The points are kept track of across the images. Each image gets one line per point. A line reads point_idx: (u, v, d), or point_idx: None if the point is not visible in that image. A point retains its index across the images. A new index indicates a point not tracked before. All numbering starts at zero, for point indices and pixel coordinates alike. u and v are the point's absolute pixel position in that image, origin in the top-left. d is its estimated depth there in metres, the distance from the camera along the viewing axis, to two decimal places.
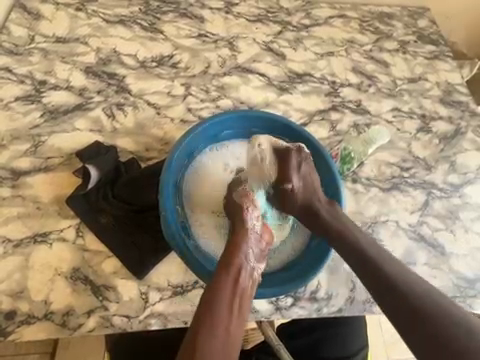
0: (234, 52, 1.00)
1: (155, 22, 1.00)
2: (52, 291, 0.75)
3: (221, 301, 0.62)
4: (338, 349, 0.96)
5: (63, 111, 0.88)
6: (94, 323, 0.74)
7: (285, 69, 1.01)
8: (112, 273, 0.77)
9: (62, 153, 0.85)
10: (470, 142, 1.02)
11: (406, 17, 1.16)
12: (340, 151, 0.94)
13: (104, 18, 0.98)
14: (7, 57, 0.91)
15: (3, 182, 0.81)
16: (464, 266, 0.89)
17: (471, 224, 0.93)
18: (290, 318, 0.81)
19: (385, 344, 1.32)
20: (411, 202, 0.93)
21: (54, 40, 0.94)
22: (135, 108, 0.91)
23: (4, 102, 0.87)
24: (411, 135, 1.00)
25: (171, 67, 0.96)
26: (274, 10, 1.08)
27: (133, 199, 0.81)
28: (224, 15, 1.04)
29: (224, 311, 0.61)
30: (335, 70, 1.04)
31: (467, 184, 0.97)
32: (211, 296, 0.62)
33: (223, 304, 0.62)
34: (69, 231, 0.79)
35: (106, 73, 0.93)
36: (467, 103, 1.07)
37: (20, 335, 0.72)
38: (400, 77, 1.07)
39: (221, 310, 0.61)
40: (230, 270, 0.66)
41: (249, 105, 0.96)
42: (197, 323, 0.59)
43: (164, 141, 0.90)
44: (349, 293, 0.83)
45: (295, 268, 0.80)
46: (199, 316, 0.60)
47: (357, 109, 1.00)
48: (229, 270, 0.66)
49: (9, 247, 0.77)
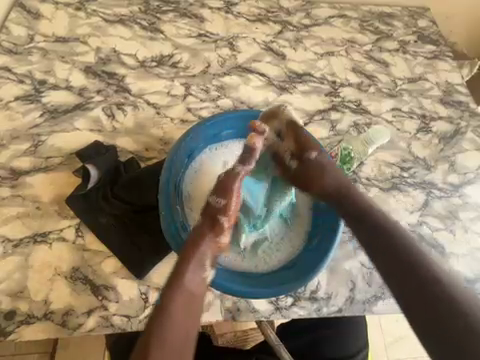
0: (234, 52, 1.00)
1: (155, 22, 1.00)
2: (51, 291, 0.74)
3: (175, 301, 0.62)
4: (338, 348, 0.96)
5: (63, 111, 0.88)
6: (93, 323, 0.74)
7: (285, 69, 1.01)
8: (112, 273, 0.77)
9: (62, 153, 0.85)
10: (469, 142, 1.02)
11: (406, 17, 1.16)
12: (340, 151, 0.91)
13: (104, 17, 0.98)
14: (6, 57, 0.91)
15: (2, 182, 0.81)
16: (464, 266, 0.89)
17: (471, 224, 0.93)
18: (290, 318, 0.81)
19: (384, 344, 1.32)
20: (411, 202, 0.93)
21: (54, 40, 0.94)
22: (134, 108, 0.91)
23: (4, 102, 0.87)
24: (411, 135, 1.00)
25: (171, 67, 0.96)
26: (274, 10, 1.08)
27: (133, 199, 0.80)
28: (224, 15, 1.04)
29: (178, 311, 0.61)
30: (335, 70, 1.03)
31: (467, 184, 0.97)
32: (166, 297, 0.62)
33: (175, 301, 0.62)
34: (69, 231, 0.79)
35: (106, 73, 0.92)
36: (467, 104, 1.07)
37: (20, 335, 0.72)
38: (400, 77, 1.07)
39: (175, 309, 0.61)
40: (189, 270, 0.65)
41: (249, 105, 0.96)
42: (151, 324, 0.59)
43: (164, 141, 0.89)
44: (349, 293, 0.83)
45: (296, 267, 0.80)
46: (154, 316, 0.60)
47: (357, 109, 1.00)
48: (187, 269, 0.65)
49: (8, 246, 0.76)
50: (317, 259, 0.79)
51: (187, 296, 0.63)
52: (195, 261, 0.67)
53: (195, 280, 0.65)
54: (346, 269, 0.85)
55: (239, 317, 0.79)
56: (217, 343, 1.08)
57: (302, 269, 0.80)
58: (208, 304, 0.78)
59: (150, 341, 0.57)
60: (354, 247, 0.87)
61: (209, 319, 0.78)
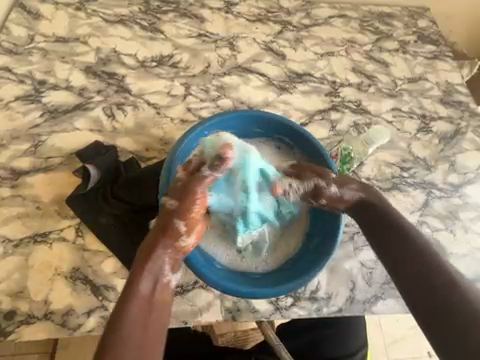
0: (234, 52, 1.00)
1: (155, 22, 1.00)
2: (51, 291, 0.74)
3: (133, 307, 0.61)
4: (338, 348, 0.96)
5: (63, 111, 0.88)
6: (94, 323, 0.74)
7: (285, 69, 1.01)
8: (112, 273, 0.77)
9: (62, 153, 0.85)
10: (469, 142, 1.02)
11: (406, 17, 1.16)
12: (340, 151, 0.91)
13: (104, 17, 0.98)
14: (7, 57, 0.91)
15: (3, 182, 0.81)
16: (464, 266, 0.89)
17: (471, 224, 0.93)
18: (290, 318, 0.81)
19: (384, 344, 1.32)
20: (411, 202, 0.93)
21: (54, 40, 0.94)
22: (135, 108, 0.91)
23: (4, 102, 0.87)
24: (411, 135, 1.00)
25: (171, 67, 0.96)
26: (274, 10, 1.08)
27: (133, 199, 0.81)
28: (224, 15, 1.04)
29: (137, 316, 0.60)
30: (335, 70, 1.04)
31: (467, 184, 0.97)
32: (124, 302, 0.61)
33: (138, 301, 0.61)
34: (69, 231, 0.79)
35: (106, 73, 0.93)
36: (467, 103, 1.07)
37: (20, 335, 0.72)
38: (400, 77, 1.07)
39: (135, 313, 0.60)
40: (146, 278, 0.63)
41: (249, 105, 0.96)
42: (111, 327, 0.58)
43: (164, 141, 0.90)
44: (349, 293, 0.83)
45: (297, 266, 0.81)
46: (113, 319, 0.59)
47: (357, 109, 1.00)
48: (147, 275, 0.64)
49: (9, 246, 0.76)
50: (316, 259, 0.79)
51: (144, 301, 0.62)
52: (154, 268, 0.65)
53: (157, 282, 0.64)
54: (346, 269, 0.85)
55: (239, 317, 0.79)
56: (217, 343, 1.07)
57: (302, 268, 0.80)
58: (207, 304, 0.78)
59: (114, 340, 0.57)
60: (355, 247, 0.87)
61: (208, 319, 0.78)
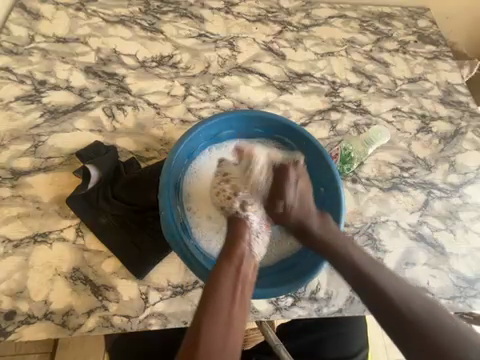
0: (234, 52, 1.00)
1: (155, 22, 1.00)
2: (52, 291, 0.74)
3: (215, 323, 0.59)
4: (338, 349, 0.96)
5: (63, 111, 0.88)
6: (93, 323, 0.74)
7: (285, 69, 1.01)
8: (112, 274, 0.77)
9: (62, 153, 0.85)
10: (470, 142, 1.02)
11: (406, 17, 1.16)
12: (340, 151, 0.92)
13: (104, 18, 0.99)
14: (7, 57, 0.91)
15: (2, 182, 0.81)
16: (464, 267, 0.89)
17: (471, 224, 0.93)
18: (290, 318, 0.81)
19: (385, 345, 1.32)
20: (411, 202, 0.93)
21: (54, 40, 0.94)
22: (134, 108, 0.91)
23: (4, 102, 0.87)
24: (411, 135, 1.00)
25: (171, 67, 0.96)
26: (274, 10, 1.08)
27: (131, 199, 0.81)
28: (224, 15, 1.05)
29: (221, 325, 0.59)
30: (335, 70, 1.04)
31: (467, 184, 0.97)
32: (205, 315, 0.59)
33: (220, 306, 0.61)
34: (69, 231, 0.79)
35: (106, 73, 0.93)
36: (467, 104, 1.07)
37: (20, 335, 0.72)
38: (400, 78, 1.07)
39: (221, 313, 0.60)
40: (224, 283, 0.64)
41: (249, 105, 0.96)
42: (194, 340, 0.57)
43: (164, 141, 0.90)
44: (349, 293, 0.83)
45: (295, 266, 0.81)
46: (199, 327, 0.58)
47: (357, 109, 1.00)
48: (225, 278, 0.65)
49: (9, 246, 0.76)
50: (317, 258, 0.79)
51: (232, 293, 0.63)
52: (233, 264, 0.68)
53: (235, 287, 0.64)
54: None
55: None
56: None
57: (302, 268, 0.80)
58: None
59: (199, 336, 0.57)
60: None
61: None
